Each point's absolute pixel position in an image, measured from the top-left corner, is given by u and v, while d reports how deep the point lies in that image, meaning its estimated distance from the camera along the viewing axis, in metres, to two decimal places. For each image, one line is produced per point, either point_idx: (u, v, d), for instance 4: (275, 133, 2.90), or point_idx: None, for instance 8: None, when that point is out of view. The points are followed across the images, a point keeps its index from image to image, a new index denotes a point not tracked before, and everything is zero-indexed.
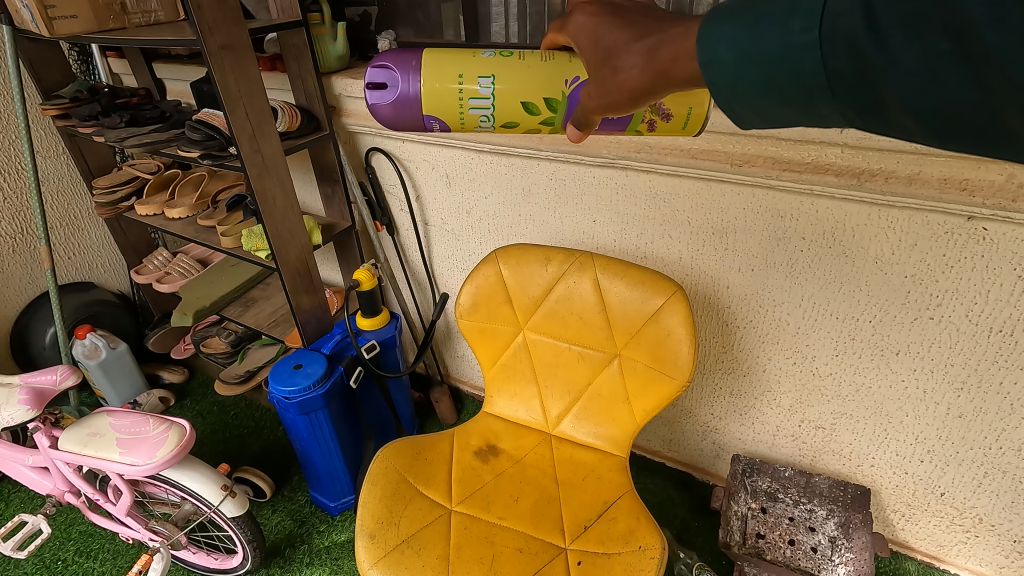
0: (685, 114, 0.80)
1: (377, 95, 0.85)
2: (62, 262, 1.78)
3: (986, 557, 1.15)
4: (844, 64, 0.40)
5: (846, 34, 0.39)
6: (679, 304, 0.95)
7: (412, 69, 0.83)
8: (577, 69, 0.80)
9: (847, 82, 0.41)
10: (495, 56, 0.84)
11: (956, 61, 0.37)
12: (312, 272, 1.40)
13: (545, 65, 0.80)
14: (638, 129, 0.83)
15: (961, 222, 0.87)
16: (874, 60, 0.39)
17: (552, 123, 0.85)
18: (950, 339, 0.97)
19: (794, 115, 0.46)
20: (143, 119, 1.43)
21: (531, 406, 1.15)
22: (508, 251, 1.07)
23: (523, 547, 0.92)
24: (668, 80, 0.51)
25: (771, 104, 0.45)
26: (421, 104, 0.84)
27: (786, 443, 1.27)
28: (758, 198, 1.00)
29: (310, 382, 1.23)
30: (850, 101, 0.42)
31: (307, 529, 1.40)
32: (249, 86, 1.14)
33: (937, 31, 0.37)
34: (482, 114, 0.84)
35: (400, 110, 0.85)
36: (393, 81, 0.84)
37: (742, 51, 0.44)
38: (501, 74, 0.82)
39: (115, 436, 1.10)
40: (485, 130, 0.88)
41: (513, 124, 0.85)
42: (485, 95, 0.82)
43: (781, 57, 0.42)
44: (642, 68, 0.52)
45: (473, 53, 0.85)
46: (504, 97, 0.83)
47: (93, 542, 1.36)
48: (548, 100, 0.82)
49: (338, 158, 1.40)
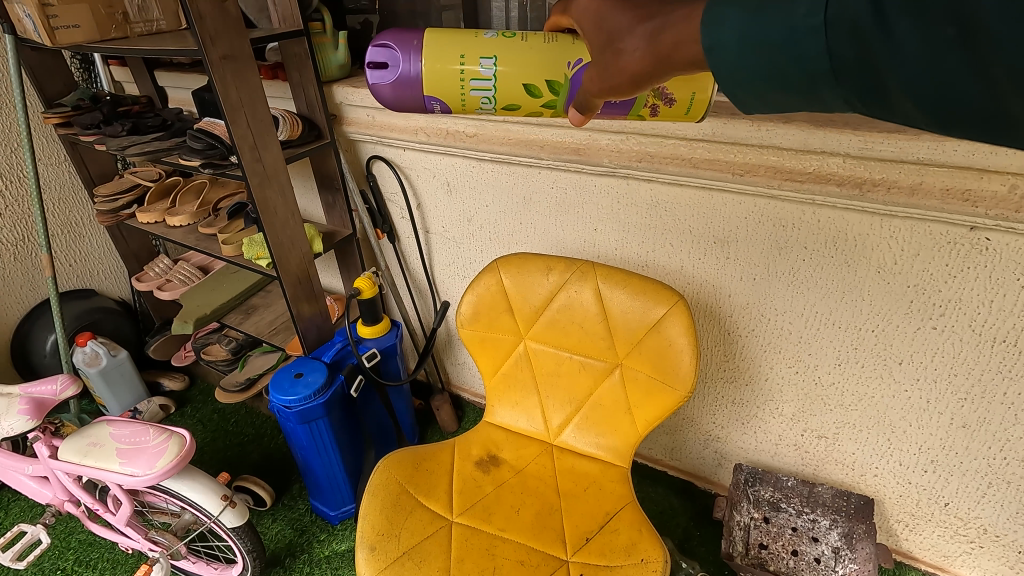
0: (688, 100, 0.83)
1: (378, 74, 0.88)
2: (63, 269, 1.78)
3: (991, 568, 1.14)
4: (849, 50, 0.41)
5: (851, 21, 0.40)
6: (681, 315, 0.94)
7: (413, 49, 0.85)
8: (578, 52, 0.83)
9: (850, 67, 0.42)
10: (496, 37, 0.86)
11: (961, 48, 0.37)
12: (313, 280, 1.40)
13: (549, 47, 0.83)
14: (642, 114, 0.87)
15: (964, 232, 0.87)
16: (880, 44, 0.40)
17: (553, 106, 0.88)
18: (952, 349, 0.97)
19: (794, 100, 0.47)
20: (144, 127, 1.44)
21: (532, 416, 1.14)
22: (509, 260, 1.07)
23: (524, 559, 0.91)
24: (671, 64, 0.50)
25: (774, 89, 0.46)
26: (422, 84, 0.87)
27: (789, 452, 1.26)
28: (759, 207, 1.00)
29: (310, 391, 1.23)
30: (852, 85, 0.43)
31: (307, 538, 1.39)
32: (250, 95, 1.14)
33: (942, 16, 0.37)
34: (484, 95, 0.87)
35: (400, 90, 0.88)
36: (394, 61, 0.86)
37: (744, 35, 0.44)
38: (502, 55, 0.84)
39: (115, 446, 1.10)
40: (486, 111, 0.91)
41: (515, 106, 0.88)
42: (486, 76, 0.85)
43: (787, 41, 0.43)
44: (645, 52, 0.51)
45: (475, 34, 0.87)
46: (505, 78, 0.85)
47: (93, 551, 1.36)
48: (549, 82, 0.84)
49: (339, 167, 1.40)
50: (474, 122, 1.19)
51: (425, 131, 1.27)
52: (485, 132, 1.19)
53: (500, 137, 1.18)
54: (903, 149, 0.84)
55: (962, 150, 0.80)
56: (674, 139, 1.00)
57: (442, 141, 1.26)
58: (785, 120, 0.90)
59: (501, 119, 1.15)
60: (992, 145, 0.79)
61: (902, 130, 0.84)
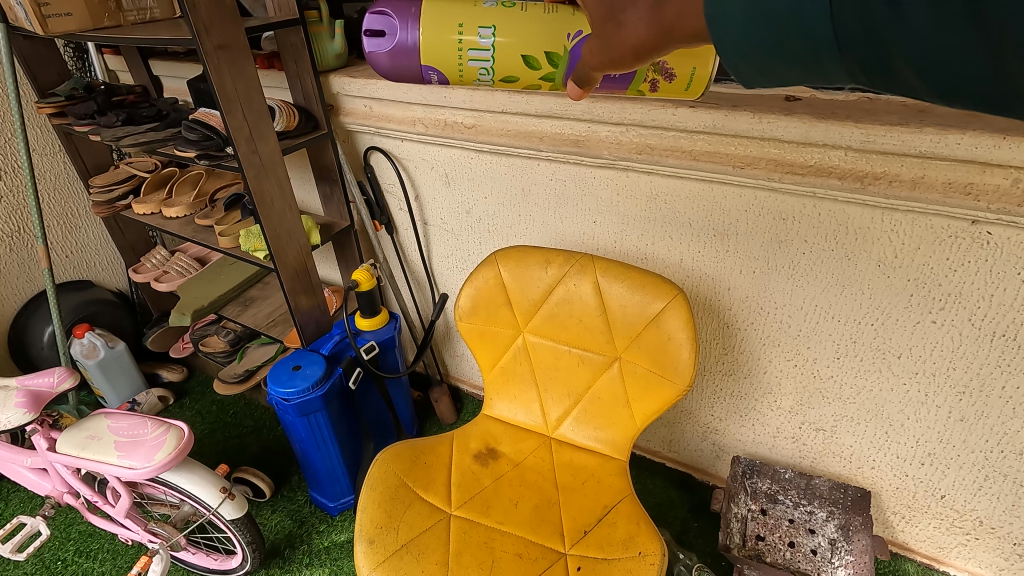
0: (688, 75, 0.91)
1: (376, 43, 0.99)
2: (60, 261, 1.77)
3: (986, 560, 1.15)
4: (854, 24, 0.41)
5: None
6: (680, 308, 0.94)
7: (410, 19, 0.95)
8: (578, 24, 0.89)
9: (855, 41, 0.42)
10: (497, 8, 0.93)
11: (968, 22, 0.37)
12: (310, 272, 1.39)
13: (548, 19, 0.90)
14: (641, 89, 0.96)
15: (965, 226, 0.87)
16: (886, 17, 0.40)
17: (552, 78, 0.95)
18: (952, 343, 0.97)
19: (799, 72, 0.48)
20: (139, 117, 1.42)
21: (530, 409, 1.14)
22: (508, 253, 1.07)
23: (522, 552, 0.92)
24: (674, 36, 0.51)
25: (780, 61, 0.47)
26: (417, 54, 0.98)
27: (787, 445, 1.26)
28: (759, 200, 0.99)
29: (308, 384, 1.23)
30: (856, 60, 0.43)
31: (306, 529, 1.40)
32: (246, 85, 1.12)
33: None
34: (481, 65, 0.95)
35: (396, 59, 1.00)
36: (391, 29, 0.97)
37: (751, 7, 0.45)
38: (502, 27, 0.92)
39: (114, 439, 1.10)
40: (485, 82, 0.99)
41: (513, 77, 0.96)
42: (483, 45, 0.93)
43: (792, 14, 0.43)
44: (648, 24, 0.52)
45: (475, 4, 0.95)
46: (503, 47, 0.93)
47: (93, 542, 1.37)
48: (548, 54, 0.91)
49: (337, 158, 1.39)
50: (473, 113, 1.18)
51: (423, 122, 1.26)
52: (483, 123, 1.18)
53: (499, 128, 1.17)
54: (906, 142, 0.83)
55: (965, 143, 0.79)
56: (674, 132, 0.99)
57: (440, 132, 1.24)
58: (787, 112, 0.89)
59: (500, 110, 1.14)
60: (995, 139, 0.77)
61: (904, 123, 0.83)
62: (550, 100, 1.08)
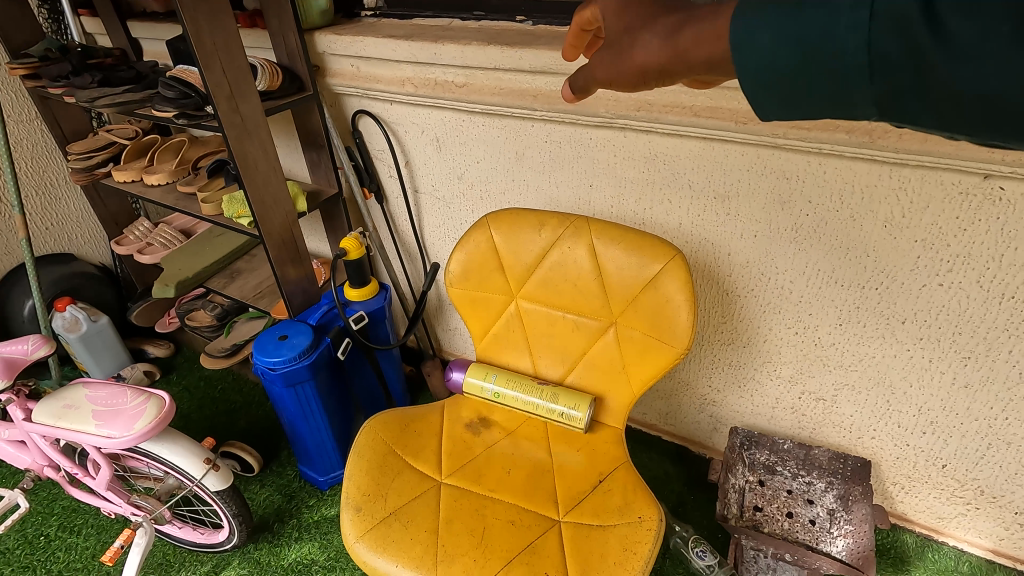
0: None
1: None
2: (39, 233, 1.72)
3: (986, 529, 1.13)
4: (892, 49, 0.38)
5: (900, 16, 0.37)
6: (679, 270, 0.90)
7: None
8: None
9: (889, 66, 0.39)
10: None
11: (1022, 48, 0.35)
12: (297, 241, 1.34)
13: None
14: None
15: (977, 181, 0.83)
16: (929, 44, 0.37)
17: None
18: (959, 306, 0.93)
19: (823, 106, 0.44)
20: (116, 79, 1.36)
21: (524, 377, 1.11)
22: (501, 216, 1.02)
23: (515, 519, 0.89)
24: (687, 62, 0.47)
25: (805, 93, 0.43)
26: None
27: (785, 416, 1.23)
28: (762, 158, 0.95)
29: (294, 353, 1.19)
30: (888, 88, 0.40)
31: (296, 503, 1.37)
32: (224, 39, 1.07)
33: (997, 13, 0.35)
34: None
35: None
36: None
37: (781, 30, 0.42)
38: None
39: (91, 408, 1.06)
40: None
41: None
42: None
43: (823, 37, 0.40)
44: (659, 46, 0.48)
45: None
46: None
47: (76, 517, 1.33)
48: None
49: (324, 122, 1.33)
50: (465, 71, 1.14)
51: (413, 82, 1.21)
52: (476, 81, 1.13)
53: (492, 87, 1.12)
54: None
55: None
56: (675, 86, 0.95)
57: (430, 92, 1.20)
58: None
59: (493, 67, 1.10)
60: None
61: None
62: (545, 54, 1.03)
